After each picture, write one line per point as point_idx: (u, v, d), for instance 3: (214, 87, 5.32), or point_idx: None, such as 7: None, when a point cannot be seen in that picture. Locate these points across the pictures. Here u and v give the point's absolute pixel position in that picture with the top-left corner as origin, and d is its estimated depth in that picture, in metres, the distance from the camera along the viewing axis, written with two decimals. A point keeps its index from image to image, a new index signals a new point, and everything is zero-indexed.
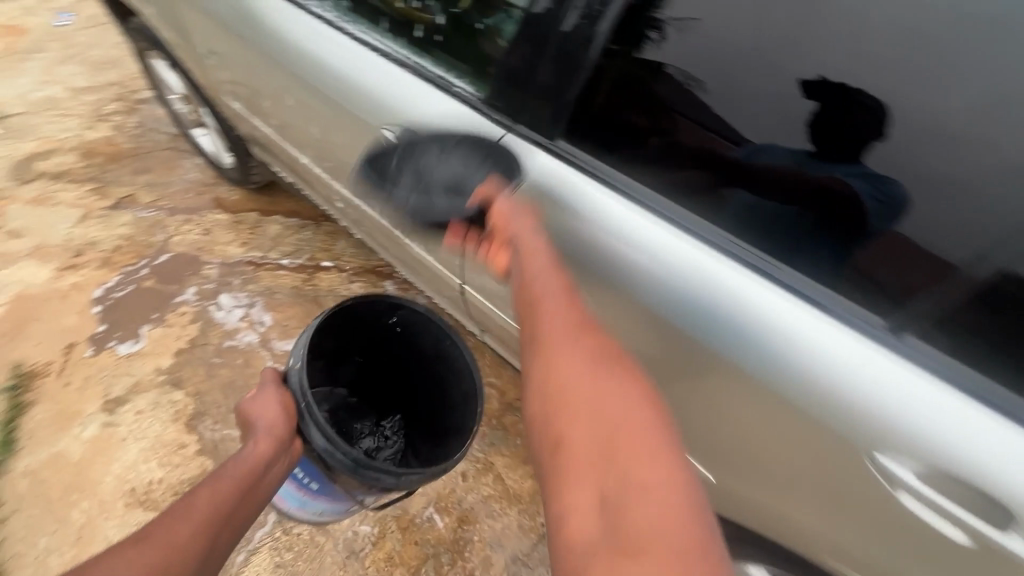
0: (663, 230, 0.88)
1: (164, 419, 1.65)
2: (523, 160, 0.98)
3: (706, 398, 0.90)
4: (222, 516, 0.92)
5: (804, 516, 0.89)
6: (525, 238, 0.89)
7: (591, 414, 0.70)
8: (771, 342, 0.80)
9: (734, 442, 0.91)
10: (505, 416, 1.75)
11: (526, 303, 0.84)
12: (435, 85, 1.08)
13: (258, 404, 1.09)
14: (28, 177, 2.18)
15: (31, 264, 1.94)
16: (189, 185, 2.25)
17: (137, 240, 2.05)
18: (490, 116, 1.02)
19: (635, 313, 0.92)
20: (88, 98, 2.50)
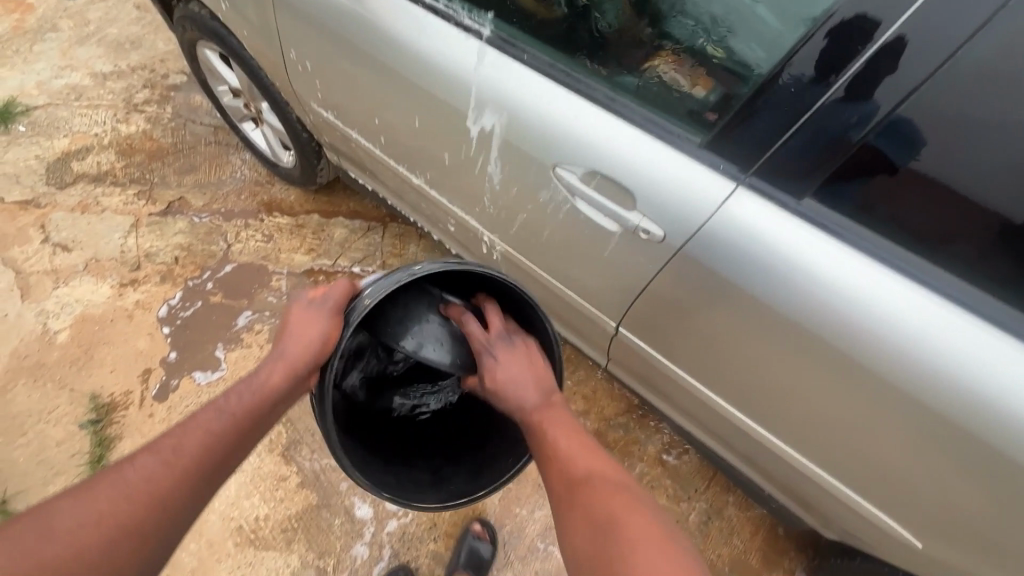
0: (829, 245, 0.80)
1: (259, 450, 1.56)
2: (675, 174, 0.83)
3: (845, 403, 0.91)
4: (204, 458, 0.81)
5: (887, 499, 0.99)
6: (520, 393, 0.97)
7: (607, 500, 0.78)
8: (890, 340, 0.80)
9: (858, 438, 0.94)
10: (608, 434, 1.69)
11: (550, 473, 0.86)
12: (638, 124, 0.85)
13: (306, 314, 0.96)
14: (67, 181, 2.00)
15: (88, 280, 1.80)
16: (242, 185, 2.07)
17: (197, 250, 1.91)
18: (719, 167, 0.81)
19: (742, 315, 0.92)
20: (114, 85, 2.28)
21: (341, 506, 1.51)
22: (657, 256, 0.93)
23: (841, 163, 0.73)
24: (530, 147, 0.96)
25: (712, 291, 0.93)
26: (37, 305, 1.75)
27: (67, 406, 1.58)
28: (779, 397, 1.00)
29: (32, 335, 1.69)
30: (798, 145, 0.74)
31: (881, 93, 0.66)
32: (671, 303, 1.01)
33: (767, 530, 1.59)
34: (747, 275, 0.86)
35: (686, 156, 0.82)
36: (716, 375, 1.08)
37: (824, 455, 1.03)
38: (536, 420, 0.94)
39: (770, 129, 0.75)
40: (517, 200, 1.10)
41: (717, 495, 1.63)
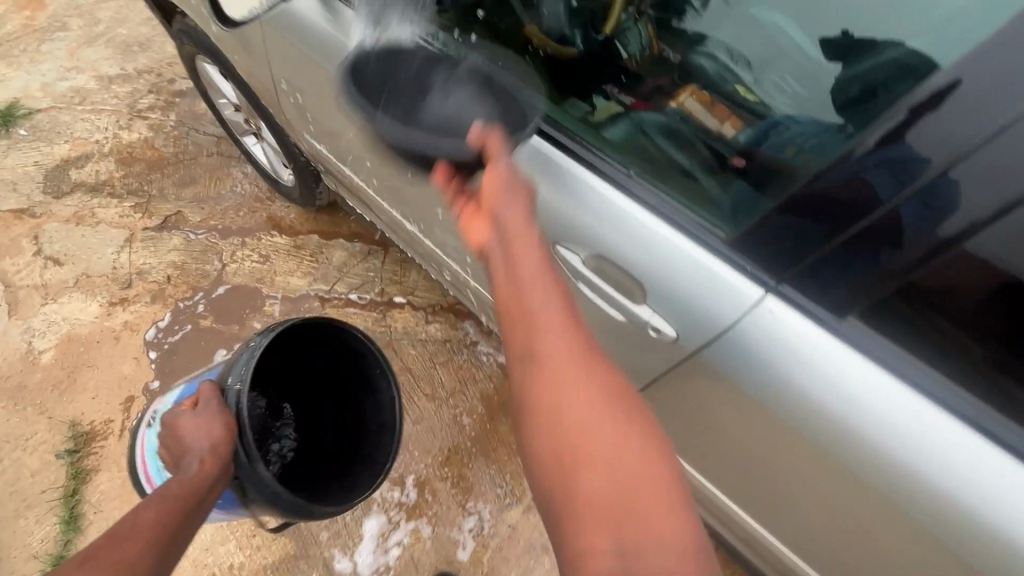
0: (837, 350, 0.66)
1: None
2: (686, 269, 0.70)
3: (843, 512, 0.79)
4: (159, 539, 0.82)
5: None
6: (512, 192, 0.72)
7: (592, 410, 0.61)
8: (895, 457, 0.67)
9: (855, 545, 0.83)
10: None
11: (511, 321, 0.67)
12: (651, 205, 0.72)
13: (190, 416, 1.00)
14: (64, 190, 1.94)
15: (77, 298, 1.74)
16: (241, 201, 1.99)
17: (190, 269, 1.83)
18: (744, 266, 0.68)
19: (725, 403, 0.80)
20: (119, 89, 2.21)
21: (320, 557, 1.44)
22: (666, 354, 0.80)
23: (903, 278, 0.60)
24: None
25: (699, 381, 0.80)
26: (23, 322, 1.69)
27: (45, 434, 1.53)
28: (771, 490, 0.89)
29: (16, 354, 1.64)
30: (851, 253, 0.60)
31: (967, 198, 0.52)
32: (656, 382, 0.89)
33: None
34: (732, 365, 0.73)
35: (710, 253, 0.69)
36: (701, 451, 0.97)
37: (818, 552, 0.92)
38: (511, 234, 0.71)
39: (820, 231, 0.61)
40: None
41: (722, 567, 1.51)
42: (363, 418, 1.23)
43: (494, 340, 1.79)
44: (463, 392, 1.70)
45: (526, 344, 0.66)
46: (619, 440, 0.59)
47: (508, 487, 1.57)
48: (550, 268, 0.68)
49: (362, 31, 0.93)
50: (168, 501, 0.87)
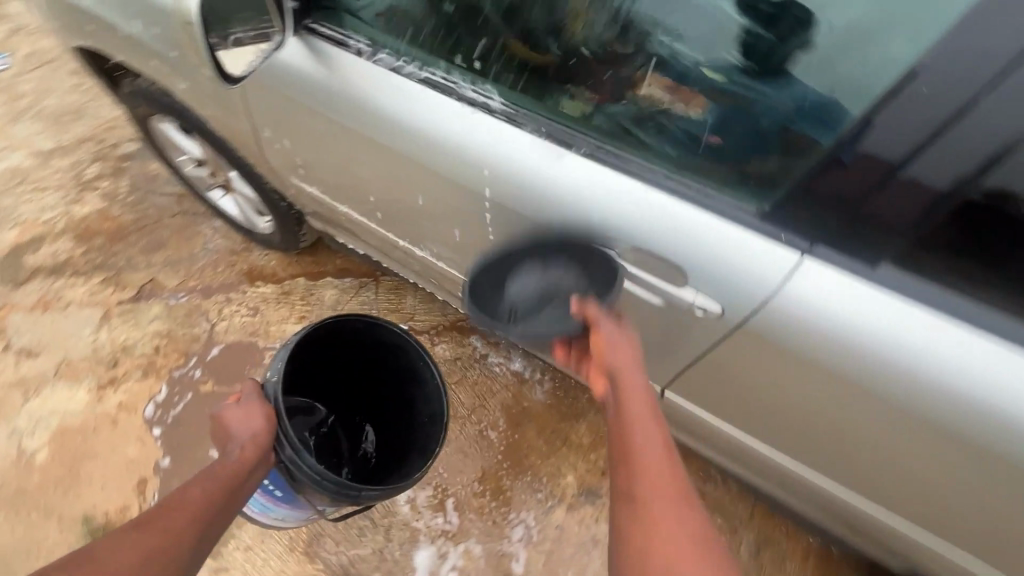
0: (876, 296, 0.71)
1: (279, 551, 1.45)
2: (721, 247, 0.75)
3: (897, 446, 0.84)
4: (205, 516, 0.82)
5: (938, 525, 0.95)
6: (619, 357, 0.83)
7: (683, 540, 0.71)
8: (934, 380, 0.72)
9: (910, 476, 0.88)
10: None
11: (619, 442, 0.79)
12: (677, 193, 0.77)
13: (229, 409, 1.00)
14: (22, 277, 1.83)
15: (62, 387, 1.64)
16: (217, 257, 1.93)
17: (178, 335, 1.76)
18: (776, 236, 0.73)
19: (767, 362, 0.84)
20: (60, 162, 2.10)
21: None
22: (710, 329, 0.84)
23: (919, 227, 0.64)
24: (554, 224, 0.89)
25: (745, 350, 0.84)
26: (7, 424, 1.58)
27: (58, 535, 1.44)
28: (821, 442, 0.94)
29: (6, 460, 1.53)
30: (868, 211, 0.65)
31: (972, 146, 0.56)
32: (699, 359, 0.93)
33: (819, 552, 1.54)
34: (772, 326, 0.77)
35: (744, 229, 0.74)
36: (743, 415, 1.01)
37: (871, 489, 0.97)
38: (624, 390, 0.81)
39: (846, 197, 0.65)
40: None
41: (764, 521, 1.58)
42: (414, 410, 1.23)
43: (503, 349, 1.80)
44: (484, 406, 1.71)
45: (630, 474, 0.76)
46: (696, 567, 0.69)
47: (548, 489, 1.59)
48: (658, 426, 0.79)
49: (360, 71, 0.95)
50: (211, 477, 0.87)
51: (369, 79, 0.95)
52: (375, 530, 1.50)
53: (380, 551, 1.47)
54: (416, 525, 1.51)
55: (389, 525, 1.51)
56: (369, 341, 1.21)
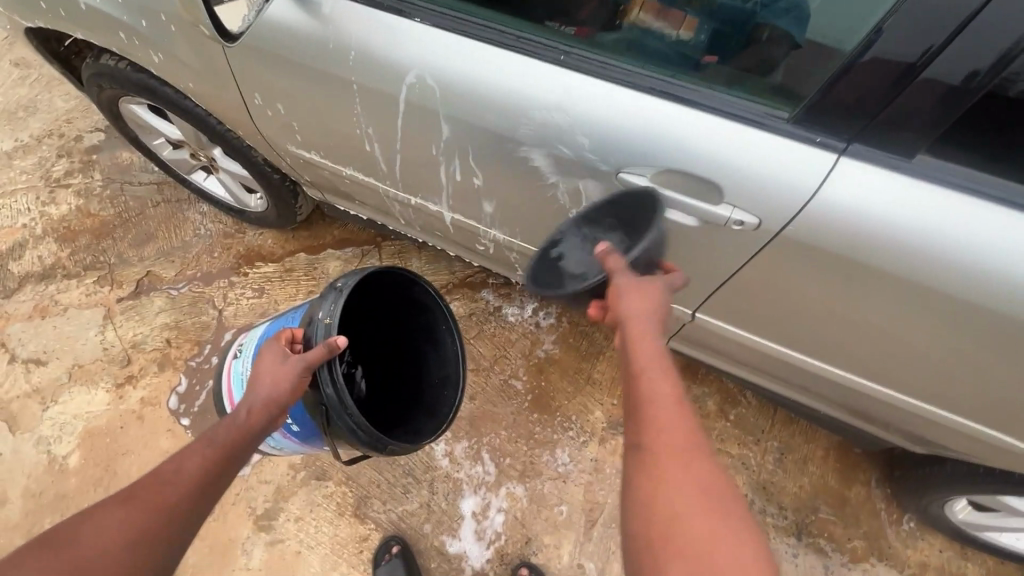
0: (912, 187, 0.73)
1: (330, 517, 1.49)
2: (753, 158, 0.76)
3: (929, 336, 0.88)
4: (194, 491, 0.78)
5: (961, 406, 1.01)
6: (636, 309, 0.77)
7: (699, 499, 0.62)
8: (960, 260, 0.75)
9: (938, 363, 0.93)
10: None
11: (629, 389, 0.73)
12: (707, 108, 0.77)
13: (273, 358, 0.95)
14: (12, 287, 1.76)
15: (79, 391, 1.62)
16: (211, 242, 1.87)
17: (187, 325, 1.73)
18: (809, 139, 0.74)
19: (794, 266, 0.86)
20: (23, 162, 1.98)
21: (432, 547, 1.48)
22: (741, 243, 0.86)
23: (946, 119, 0.66)
24: (579, 158, 0.87)
25: (781, 259, 0.85)
26: (32, 433, 1.56)
27: None
28: (853, 342, 0.97)
29: (39, 468, 1.52)
30: (898, 106, 0.67)
31: (995, 30, 0.59)
32: (733, 274, 0.94)
33: (837, 449, 1.64)
34: (798, 227, 0.79)
35: (779, 137, 0.75)
36: (763, 326, 1.04)
37: (898, 382, 1.02)
38: (634, 332, 0.76)
39: (883, 90, 0.67)
40: (561, 211, 0.99)
41: (784, 428, 1.67)
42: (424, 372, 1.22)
43: (516, 299, 1.81)
44: (506, 357, 1.73)
45: (634, 417, 0.71)
46: (712, 519, 0.61)
47: (579, 427, 1.64)
48: (666, 371, 0.73)
49: (359, 18, 0.91)
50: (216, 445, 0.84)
51: (371, 26, 0.91)
52: (418, 485, 1.54)
53: (427, 504, 1.52)
54: (458, 477, 1.56)
55: (432, 479, 1.55)
56: (396, 287, 1.19)
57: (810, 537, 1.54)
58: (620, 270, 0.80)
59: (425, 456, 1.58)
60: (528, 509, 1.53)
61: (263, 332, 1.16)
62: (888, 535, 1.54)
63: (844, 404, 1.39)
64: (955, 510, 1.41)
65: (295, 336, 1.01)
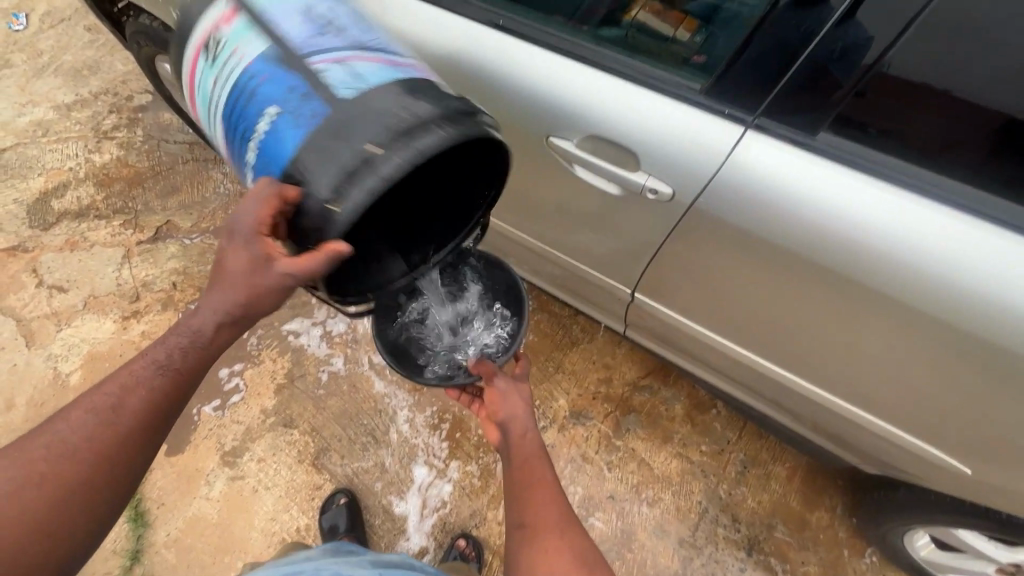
0: (818, 168, 0.83)
1: (290, 463, 1.57)
2: (672, 131, 0.87)
3: (848, 318, 0.95)
4: (143, 430, 0.71)
5: (888, 401, 1.06)
6: (512, 411, 1.03)
7: (559, 544, 0.85)
8: (859, 239, 0.83)
9: (859, 348, 0.99)
10: (633, 397, 1.70)
11: (514, 475, 0.96)
12: (637, 77, 0.88)
13: (256, 251, 0.76)
14: (50, 221, 1.95)
15: (91, 318, 1.78)
16: (228, 200, 2.03)
17: (193, 272, 1.87)
18: (721, 111, 0.85)
19: (743, 247, 0.95)
20: (80, 114, 2.20)
21: (380, 506, 1.53)
22: (669, 212, 0.97)
23: (833, 97, 0.77)
24: (529, 119, 0.99)
25: (709, 230, 0.96)
26: (44, 350, 1.72)
27: None
28: (786, 322, 1.05)
29: (45, 381, 1.67)
30: (790, 85, 0.78)
31: (867, 18, 0.70)
32: (677, 248, 1.05)
33: (804, 471, 1.59)
34: (782, 221, 0.87)
35: (693, 108, 0.86)
36: (740, 317, 1.12)
37: (827, 372, 1.09)
38: (516, 433, 1.00)
39: (769, 65, 0.78)
40: (525, 175, 1.13)
41: (750, 441, 1.64)
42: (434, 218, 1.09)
43: None
44: None
45: (515, 499, 0.93)
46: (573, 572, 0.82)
47: (541, 412, 1.67)
48: (542, 461, 0.97)
49: None
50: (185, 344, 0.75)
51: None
52: (376, 445, 1.60)
53: (381, 464, 1.58)
54: (415, 443, 1.60)
55: (391, 442, 1.61)
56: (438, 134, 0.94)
57: (761, 555, 1.49)
58: (499, 374, 1.06)
59: (387, 419, 1.64)
60: (477, 484, 1.55)
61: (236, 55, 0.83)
62: (846, 565, 1.47)
63: (801, 416, 1.37)
64: (916, 544, 1.33)
65: (281, 210, 0.77)
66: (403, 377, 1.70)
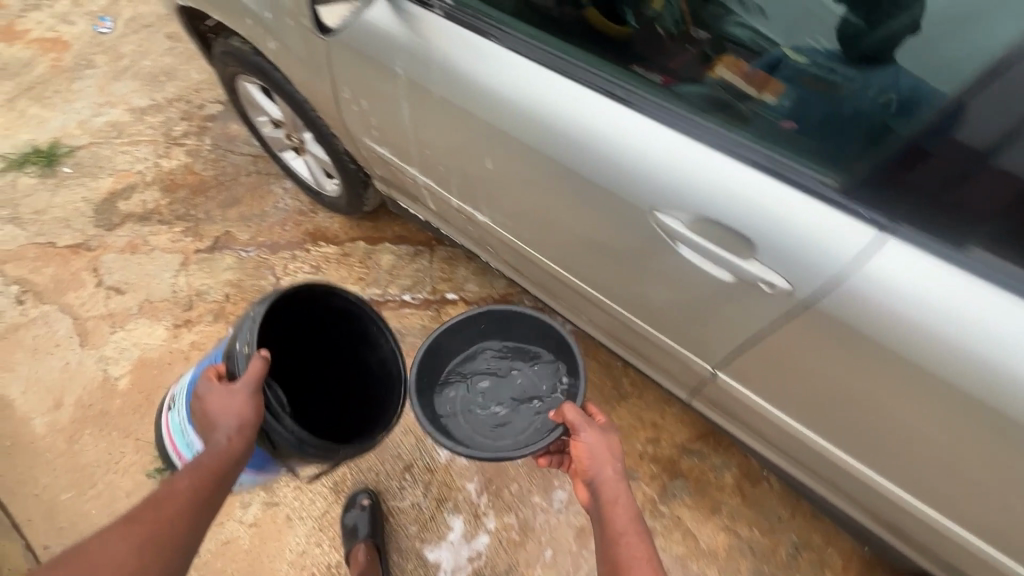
0: (944, 274, 0.72)
1: (325, 493, 1.54)
2: (799, 227, 0.77)
3: (956, 438, 0.83)
4: (189, 506, 0.91)
5: (992, 529, 0.92)
6: (602, 470, 0.95)
7: None
8: (989, 362, 0.73)
9: (964, 471, 0.87)
10: (681, 461, 1.63)
11: (608, 545, 0.91)
12: (761, 163, 0.78)
13: (223, 390, 1.02)
14: (115, 222, 1.99)
15: (143, 323, 1.79)
16: (286, 216, 2.04)
17: (247, 285, 1.88)
18: (857, 213, 0.74)
19: (838, 351, 0.84)
20: (152, 119, 2.26)
21: (413, 549, 1.49)
22: (776, 308, 0.86)
23: (999, 215, 0.66)
24: (615, 186, 0.91)
25: (800, 328, 0.85)
26: (96, 351, 1.74)
27: (134, 455, 1.57)
28: (875, 431, 0.93)
29: (94, 383, 1.68)
30: (947, 195, 0.68)
31: None
32: (755, 338, 0.94)
33: (861, 561, 1.49)
34: (898, 329, 0.76)
35: (825, 205, 0.76)
36: (818, 417, 1.00)
37: (917, 486, 0.97)
38: (606, 495, 0.94)
39: (922, 173, 0.68)
40: (601, 243, 1.04)
41: (804, 523, 1.55)
42: (369, 387, 1.41)
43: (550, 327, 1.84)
44: None
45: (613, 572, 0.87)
46: None
47: None
48: (637, 530, 0.91)
49: (438, 32, 1.01)
50: (195, 478, 0.93)
51: (425, 25, 1.02)
52: (414, 484, 1.56)
53: (418, 505, 1.54)
54: (454, 487, 1.56)
55: (429, 482, 1.57)
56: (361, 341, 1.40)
57: None
58: (585, 425, 0.98)
59: (427, 457, 1.60)
60: (514, 537, 1.50)
61: (190, 383, 1.28)
62: None
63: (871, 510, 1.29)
64: None
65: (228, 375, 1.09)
66: None
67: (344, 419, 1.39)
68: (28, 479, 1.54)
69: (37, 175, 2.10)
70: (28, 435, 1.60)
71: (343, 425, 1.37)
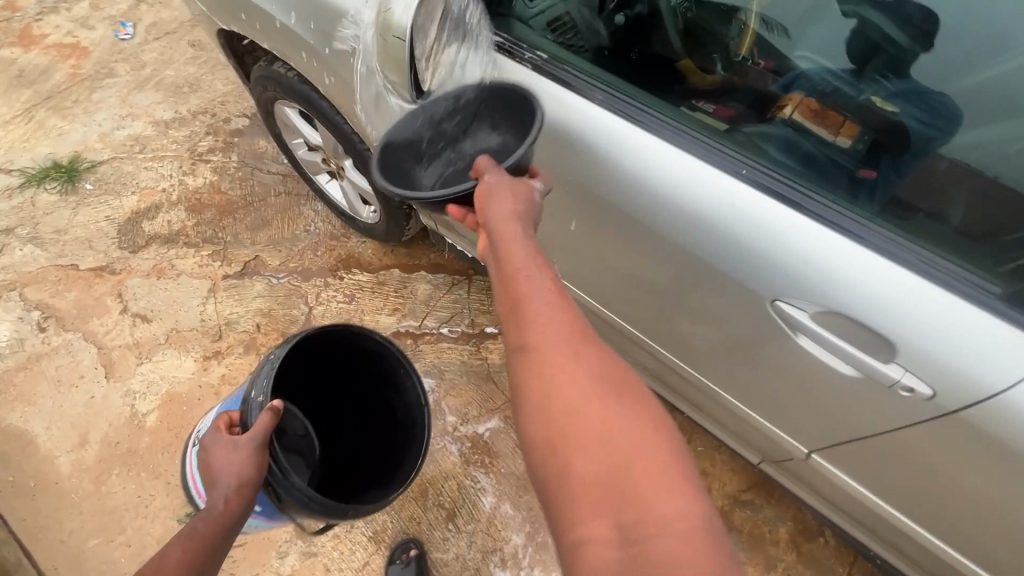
0: None
1: (365, 543, 1.48)
2: (935, 323, 0.76)
3: None
4: None
5: None
6: (501, 210, 0.78)
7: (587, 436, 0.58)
8: None
9: None
10: (733, 513, 1.57)
11: (508, 305, 0.71)
12: (895, 253, 0.79)
13: (226, 444, 0.97)
14: (139, 244, 1.91)
15: (171, 355, 1.72)
16: (318, 240, 1.96)
17: (278, 314, 1.81)
18: (999, 312, 0.74)
19: (953, 439, 0.83)
20: (176, 132, 2.17)
21: None
22: (895, 399, 0.85)
23: None
24: (729, 258, 0.91)
25: (918, 413, 0.84)
26: (123, 384, 1.66)
27: (164, 498, 1.50)
28: (974, 521, 0.91)
29: (120, 419, 1.61)
30: None
31: None
32: (859, 412, 0.92)
33: None
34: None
35: (964, 300, 0.75)
36: (910, 497, 0.98)
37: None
38: (502, 236, 0.76)
39: None
40: (697, 305, 1.03)
41: None
42: (383, 437, 1.30)
43: None
44: None
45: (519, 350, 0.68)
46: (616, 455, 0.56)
47: None
48: (537, 259, 0.74)
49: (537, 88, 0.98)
50: (190, 548, 0.90)
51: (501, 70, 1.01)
52: (458, 535, 1.50)
53: (462, 557, 1.47)
54: (499, 538, 1.49)
55: (473, 532, 1.50)
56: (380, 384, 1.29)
57: None
58: (492, 169, 0.82)
59: (471, 505, 1.53)
60: None
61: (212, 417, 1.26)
62: None
63: None
64: None
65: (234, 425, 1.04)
66: (490, 459, 1.60)
67: (356, 459, 1.33)
68: (53, 523, 1.48)
69: (57, 192, 2.01)
70: (53, 474, 1.53)
71: (360, 468, 1.31)
